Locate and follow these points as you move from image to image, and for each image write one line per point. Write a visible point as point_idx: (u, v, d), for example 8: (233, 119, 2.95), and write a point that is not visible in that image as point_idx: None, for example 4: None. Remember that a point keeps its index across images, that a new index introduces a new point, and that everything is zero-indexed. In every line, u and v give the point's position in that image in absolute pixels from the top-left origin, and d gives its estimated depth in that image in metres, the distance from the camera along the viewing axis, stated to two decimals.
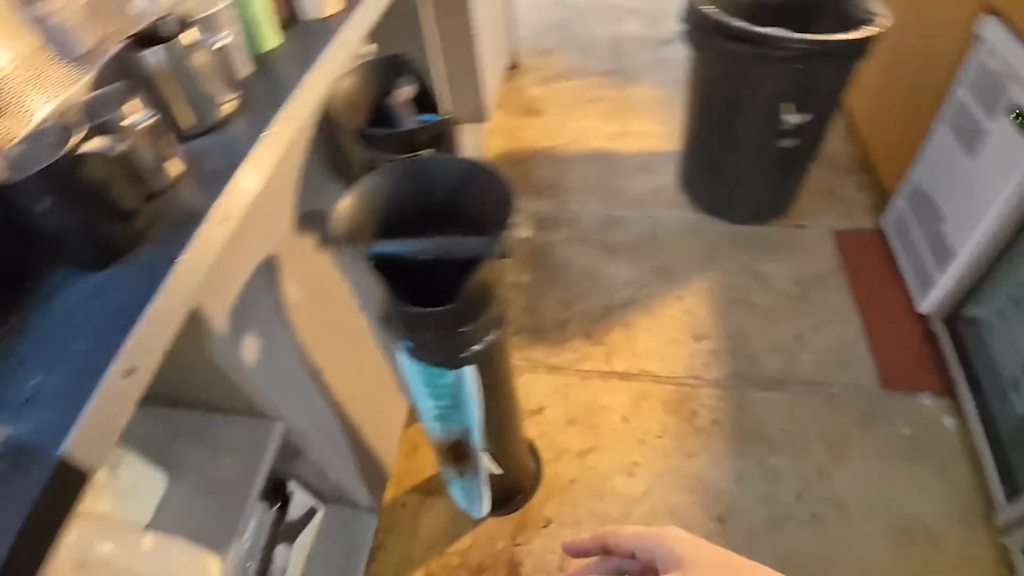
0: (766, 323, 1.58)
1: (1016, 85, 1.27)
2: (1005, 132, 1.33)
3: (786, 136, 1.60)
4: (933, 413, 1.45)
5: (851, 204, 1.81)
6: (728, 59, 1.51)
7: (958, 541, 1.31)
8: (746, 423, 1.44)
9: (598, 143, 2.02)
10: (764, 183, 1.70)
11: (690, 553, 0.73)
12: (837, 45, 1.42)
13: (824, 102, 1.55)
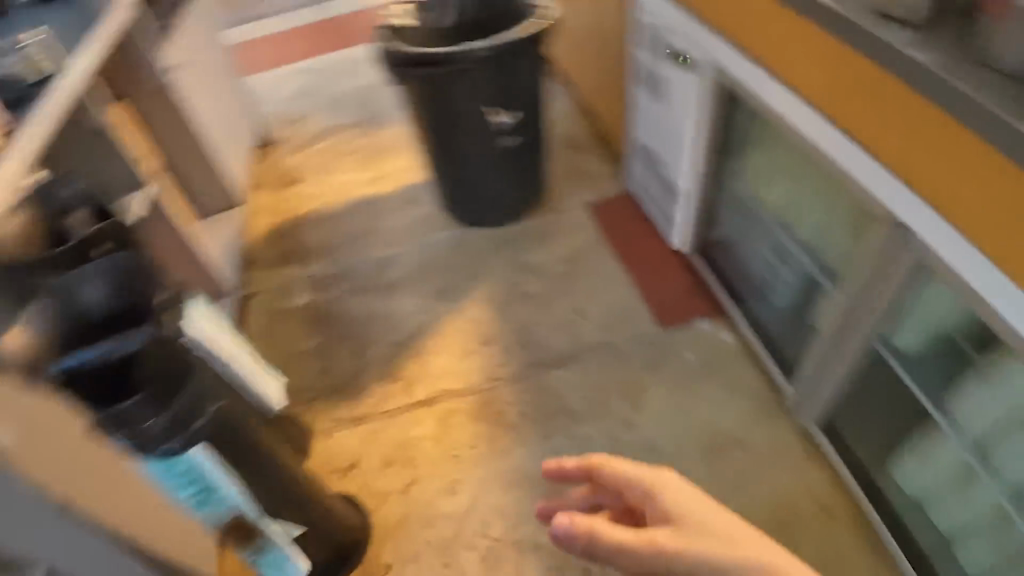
0: (545, 306, 1.64)
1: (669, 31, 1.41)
2: (673, 74, 1.46)
3: (505, 136, 1.70)
4: (712, 334, 1.55)
5: (596, 174, 1.92)
6: (425, 83, 1.57)
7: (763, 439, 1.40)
8: (548, 404, 1.48)
9: (358, 194, 2.07)
10: (508, 182, 1.79)
11: (691, 508, 0.69)
12: (509, 43, 1.53)
13: (526, 94, 1.66)
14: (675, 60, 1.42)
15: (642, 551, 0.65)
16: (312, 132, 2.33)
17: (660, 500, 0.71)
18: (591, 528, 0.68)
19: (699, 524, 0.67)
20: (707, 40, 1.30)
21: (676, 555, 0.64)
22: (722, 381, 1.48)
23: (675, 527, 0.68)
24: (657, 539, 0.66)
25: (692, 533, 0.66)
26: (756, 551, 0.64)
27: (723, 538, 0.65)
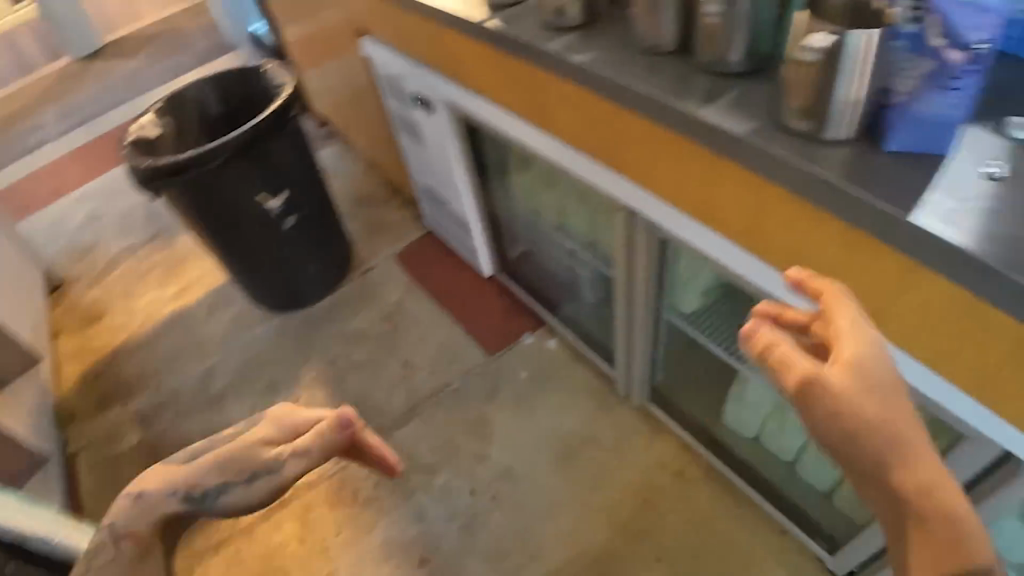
0: (376, 370, 1.65)
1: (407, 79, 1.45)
2: (424, 117, 1.50)
3: (287, 215, 1.67)
4: (538, 345, 1.62)
5: (396, 226, 1.94)
6: (186, 188, 1.52)
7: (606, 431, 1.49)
8: (401, 467, 1.49)
9: (165, 312, 1.99)
10: (308, 259, 1.77)
11: (871, 376, 0.57)
12: (259, 128, 1.52)
13: (294, 170, 1.66)
14: (421, 106, 1.47)
15: (817, 378, 0.56)
16: (103, 260, 2.19)
17: (840, 310, 0.63)
18: (775, 342, 0.60)
19: (875, 380, 0.56)
20: (437, 82, 1.35)
21: (834, 403, 0.55)
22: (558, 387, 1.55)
23: (854, 381, 0.56)
24: (826, 377, 0.56)
25: (870, 386, 0.56)
26: (917, 448, 0.54)
27: (889, 411, 0.56)
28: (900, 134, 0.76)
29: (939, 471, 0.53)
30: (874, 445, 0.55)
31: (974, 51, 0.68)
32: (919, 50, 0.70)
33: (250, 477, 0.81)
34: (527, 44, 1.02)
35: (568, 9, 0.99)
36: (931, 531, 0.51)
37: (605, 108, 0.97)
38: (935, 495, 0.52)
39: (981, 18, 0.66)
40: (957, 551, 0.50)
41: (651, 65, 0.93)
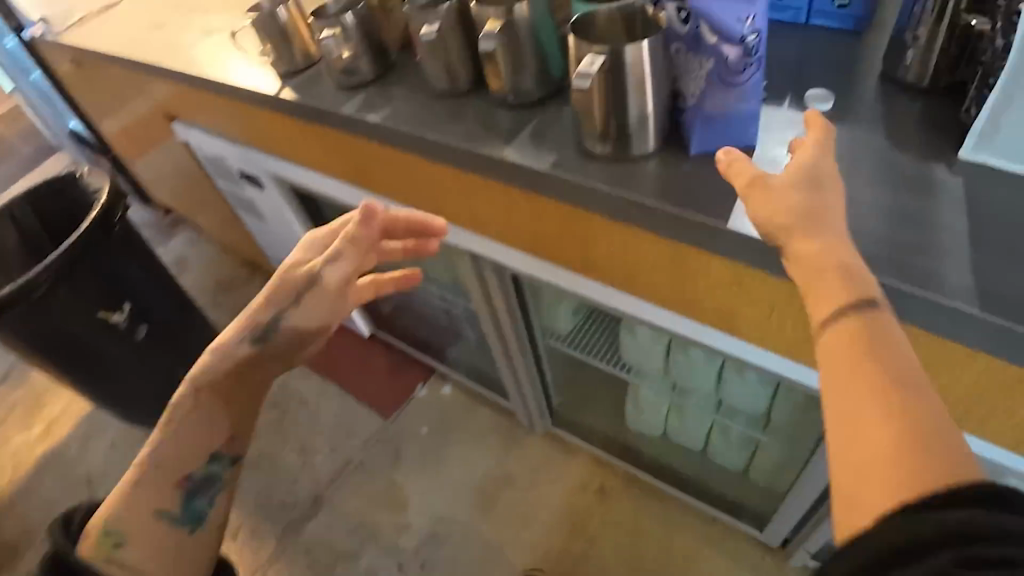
0: (272, 463, 1.56)
1: (227, 157, 1.34)
2: (255, 193, 1.40)
3: (137, 326, 1.53)
4: (432, 394, 1.64)
5: None
6: (16, 326, 1.32)
7: (517, 465, 1.51)
8: (321, 559, 1.41)
9: (29, 457, 1.80)
10: (169, 362, 1.64)
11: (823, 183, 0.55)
12: (87, 243, 1.35)
13: (134, 277, 1.51)
14: (250, 183, 1.37)
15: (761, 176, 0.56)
16: None
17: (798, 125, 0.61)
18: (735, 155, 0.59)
19: (818, 180, 0.54)
20: (257, 157, 1.26)
21: (764, 193, 0.54)
22: (463, 432, 1.57)
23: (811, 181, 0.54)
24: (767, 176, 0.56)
25: (810, 181, 0.54)
26: (833, 227, 0.52)
27: (827, 201, 0.53)
28: (701, 135, 0.73)
29: (838, 248, 0.50)
30: (797, 229, 0.52)
31: (747, 44, 0.65)
32: (699, 52, 0.68)
33: (293, 301, 0.75)
34: (324, 110, 0.96)
35: (356, 68, 0.95)
36: (823, 283, 0.48)
37: (418, 164, 0.92)
38: (837, 257, 0.49)
39: (744, 13, 0.63)
40: (838, 293, 0.47)
41: (452, 110, 0.88)
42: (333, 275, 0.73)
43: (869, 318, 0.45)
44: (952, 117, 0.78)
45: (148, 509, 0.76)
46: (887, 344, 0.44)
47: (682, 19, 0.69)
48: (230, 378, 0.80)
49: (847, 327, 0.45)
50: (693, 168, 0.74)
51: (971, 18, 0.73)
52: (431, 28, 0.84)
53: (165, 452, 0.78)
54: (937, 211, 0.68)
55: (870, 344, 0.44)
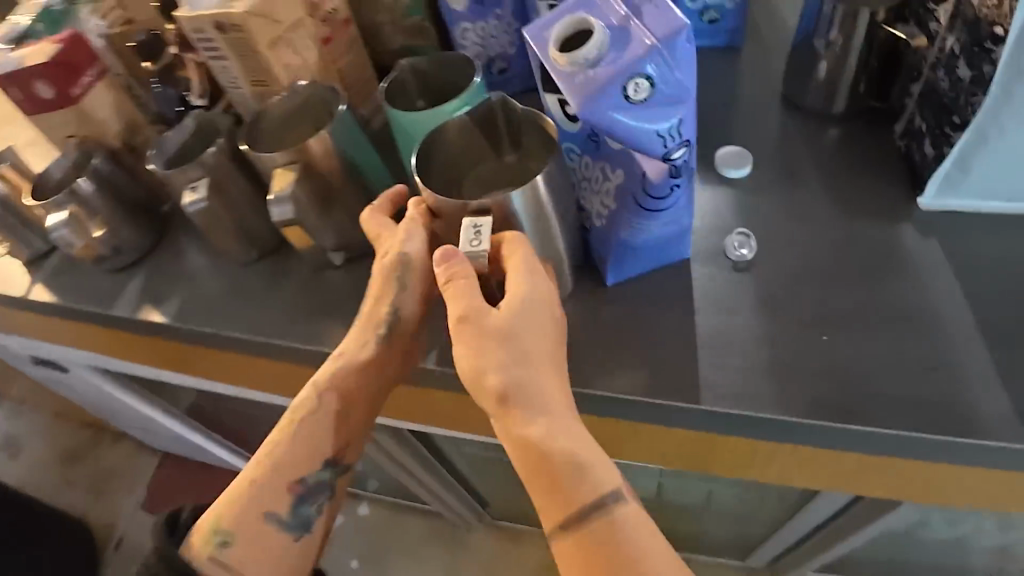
0: None
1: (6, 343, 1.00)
2: (61, 372, 1.07)
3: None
4: (352, 520, 1.41)
5: (122, 468, 1.50)
6: None
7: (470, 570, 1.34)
8: None
9: None
10: None
11: (529, 322, 0.44)
12: None
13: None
14: (49, 366, 1.05)
15: (476, 312, 0.43)
16: None
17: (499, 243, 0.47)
18: (456, 275, 0.44)
19: (531, 327, 0.44)
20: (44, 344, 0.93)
21: (479, 347, 0.42)
22: (397, 551, 1.38)
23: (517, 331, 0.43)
24: (484, 315, 0.43)
25: (524, 322, 0.43)
26: (557, 396, 0.43)
27: (545, 344, 0.44)
28: (619, 263, 0.56)
29: (559, 423, 0.42)
30: (515, 409, 0.41)
31: (673, 163, 0.48)
32: (603, 158, 0.50)
33: (400, 266, 0.50)
34: (93, 312, 0.67)
35: (117, 244, 0.67)
36: (553, 484, 0.41)
37: (242, 363, 0.66)
38: (581, 440, 0.42)
39: (667, 123, 0.46)
40: (580, 496, 0.40)
41: (268, 277, 0.64)
42: (416, 248, 0.51)
43: (614, 520, 0.40)
44: (885, 146, 0.63)
45: (258, 512, 0.50)
46: (626, 548, 0.40)
47: (569, 115, 0.49)
48: (352, 391, 0.52)
49: (586, 538, 0.40)
50: (613, 309, 0.57)
51: (893, 28, 0.57)
52: (195, 194, 0.57)
53: (282, 452, 0.51)
54: (925, 298, 0.53)
55: (615, 559, 0.40)
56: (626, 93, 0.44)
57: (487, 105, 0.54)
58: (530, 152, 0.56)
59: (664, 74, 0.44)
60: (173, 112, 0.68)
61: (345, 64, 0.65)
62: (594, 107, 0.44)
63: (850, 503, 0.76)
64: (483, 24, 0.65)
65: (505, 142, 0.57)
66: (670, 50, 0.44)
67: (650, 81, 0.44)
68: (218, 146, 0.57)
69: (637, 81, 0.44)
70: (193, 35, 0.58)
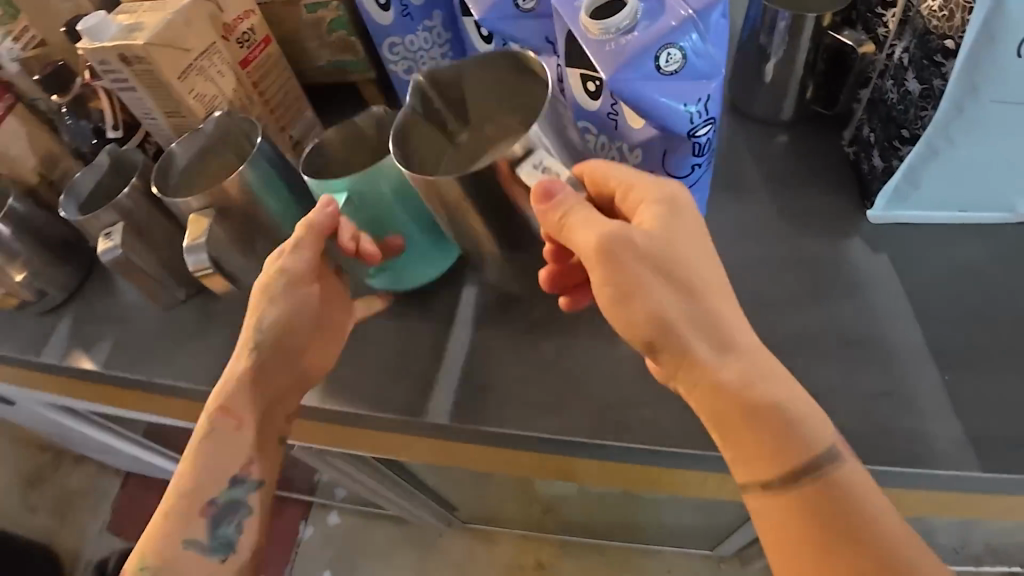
0: None
1: None
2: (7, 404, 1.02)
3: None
4: (321, 530, 1.42)
5: (81, 488, 1.47)
6: None
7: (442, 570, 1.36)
8: None
9: None
10: None
11: (679, 244, 0.39)
12: None
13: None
14: None
15: (620, 235, 0.38)
16: None
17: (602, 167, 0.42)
18: (574, 204, 0.39)
19: (685, 240, 0.39)
20: None
21: (629, 276, 0.37)
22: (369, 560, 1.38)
23: (673, 252, 0.38)
24: (633, 235, 0.38)
25: (676, 237, 0.39)
26: (738, 333, 0.39)
27: (713, 271, 0.40)
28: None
29: (752, 360, 0.38)
30: (694, 344, 0.38)
31: (696, 141, 0.40)
32: (621, 135, 0.44)
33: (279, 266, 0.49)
34: (15, 360, 0.64)
35: (41, 288, 0.63)
36: (751, 435, 0.37)
37: (175, 406, 0.63)
38: (772, 380, 0.38)
39: (697, 97, 0.37)
40: (799, 446, 0.37)
41: (201, 318, 0.61)
42: (300, 259, 0.49)
43: (832, 475, 0.37)
44: (834, 153, 0.62)
45: (173, 546, 0.46)
46: (856, 501, 0.36)
47: (592, 92, 0.43)
48: (241, 391, 0.49)
49: (804, 500, 0.36)
50: (560, 343, 0.55)
51: (839, 33, 0.56)
52: (110, 241, 0.53)
53: (189, 475, 0.48)
54: (875, 319, 0.52)
55: (847, 513, 0.36)
56: (657, 65, 0.36)
57: (414, 87, 0.48)
58: (492, 113, 0.50)
59: (696, 44, 0.36)
60: (89, 145, 0.65)
61: (267, 86, 0.62)
62: (625, 74, 0.36)
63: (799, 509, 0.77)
64: (412, 38, 0.61)
65: (452, 120, 0.50)
66: (705, 22, 0.35)
67: (683, 52, 0.36)
68: (132, 186, 0.54)
69: (671, 53, 0.36)
70: (99, 68, 0.54)
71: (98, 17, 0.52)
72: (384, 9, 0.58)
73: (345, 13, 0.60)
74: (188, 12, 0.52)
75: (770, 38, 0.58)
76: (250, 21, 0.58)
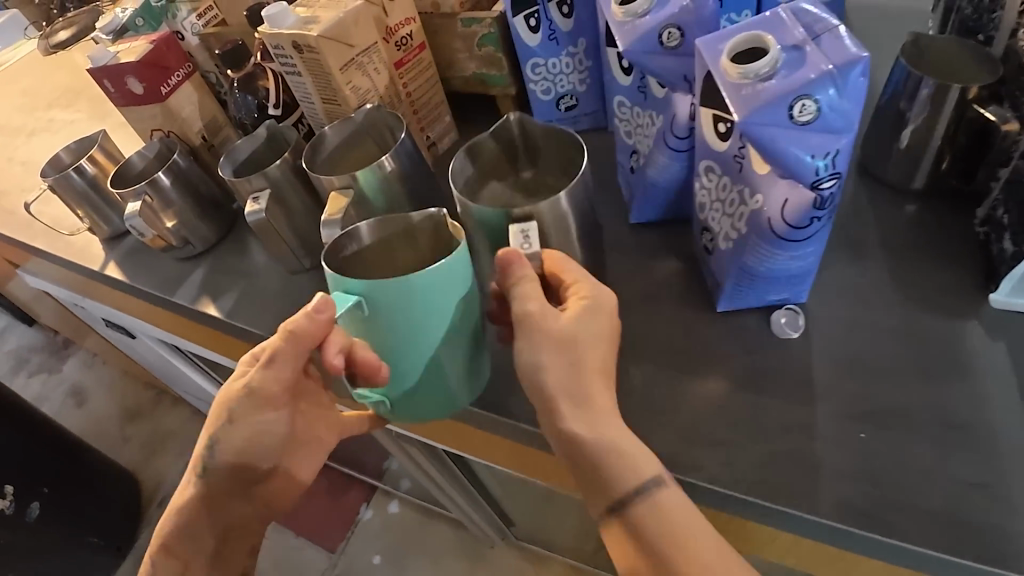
0: None
1: (90, 308, 1.08)
2: (129, 339, 1.14)
3: (26, 505, 1.22)
4: (380, 516, 1.47)
5: (179, 430, 1.61)
6: None
7: None
8: None
9: None
10: (72, 535, 1.33)
11: (577, 328, 0.43)
12: None
13: (14, 449, 1.20)
14: (119, 331, 1.12)
15: (541, 315, 0.43)
16: None
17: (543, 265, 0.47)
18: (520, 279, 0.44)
19: (589, 328, 0.43)
20: (120, 315, 1.00)
21: (530, 344, 0.43)
22: (418, 553, 1.41)
23: (579, 331, 0.43)
24: (548, 316, 0.43)
25: (582, 322, 0.43)
26: (597, 390, 0.43)
27: (601, 343, 0.44)
28: (736, 290, 0.52)
29: (610, 405, 0.43)
30: (559, 404, 0.43)
31: (819, 194, 0.40)
32: (744, 181, 0.44)
33: (226, 417, 0.48)
34: (155, 298, 0.71)
35: (186, 236, 0.71)
36: (599, 477, 0.42)
37: None
38: (604, 431, 0.42)
39: (823, 151, 0.38)
40: (612, 489, 0.42)
41: (316, 288, 0.65)
42: (269, 382, 0.47)
43: (635, 517, 0.41)
44: (966, 231, 0.59)
45: None
46: (684, 537, 0.40)
47: (721, 133, 0.45)
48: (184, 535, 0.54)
49: (642, 512, 0.41)
50: (654, 373, 0.54)
51: (985, 108, 0.55)
52: (257, 204, 0.58)
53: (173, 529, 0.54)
54: (981, 405, 0.49)
55: (684, 533, 0.40)
56: (790, 114, 0.37)
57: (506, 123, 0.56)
58: (552, 155, 0.56)
59: (834, 102, 0.37)
60: (250, 118, 0.71)
61: (417, 90, 0.66)
62: (758, 119, 0.38)
63: None
64: (555, 61, 0.63)
65: (523, 159, 0.58)
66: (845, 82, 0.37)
67: (818, 107, 0.37)
68: (284, 159, 0.59)
69: (806, 105, 0.37)
70: (273, 51, 0.60)
71: (279, 6, 0.57)
72: (533, 31, 0.61)
73: (497, 30, 0.64)
74: (358, 12, 0.57)
75: (910, 105, 0.57)
76: (409, 27, 0.63)
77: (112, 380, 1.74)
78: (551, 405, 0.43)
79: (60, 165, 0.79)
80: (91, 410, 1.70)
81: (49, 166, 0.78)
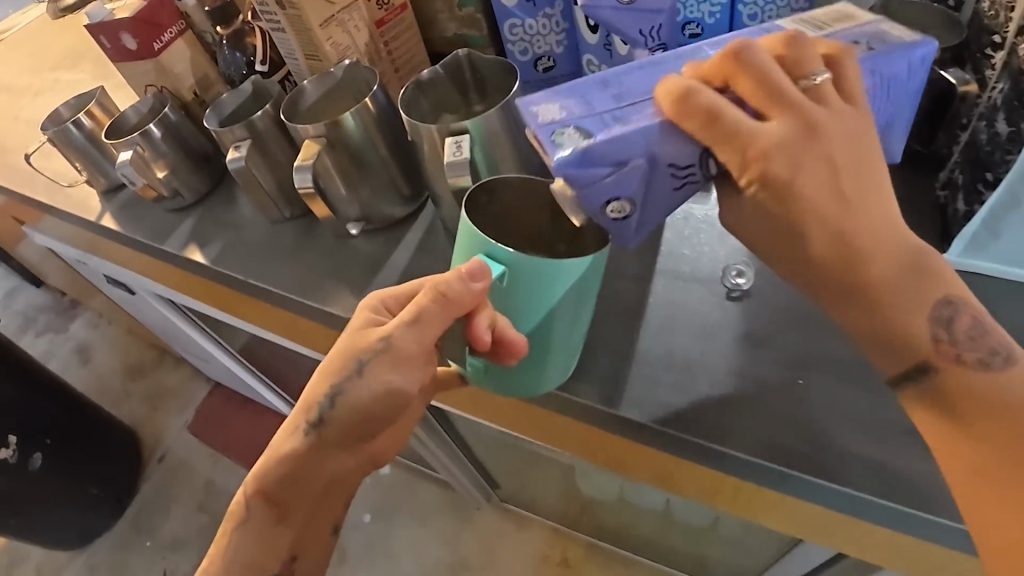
0: None
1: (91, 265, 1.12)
2: (129, 295, 1.18)
3: (30, 454, 1.26)
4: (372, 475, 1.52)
5: (181, 391, 1.66)
6: None
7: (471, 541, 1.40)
8: None
9: None
10: (74, 486, 1.38)
11: (813, 184, 0.38)
12: None
13: (18, 400, 1.25)
14: (119, 287, 1.16)
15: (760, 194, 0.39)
16: None
17: (722, 65, 0.39)
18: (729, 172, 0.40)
19: (822, 185, 0.38)
20: (120, 271, 1.04)
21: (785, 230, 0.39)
22: (408, 512, 1.46)
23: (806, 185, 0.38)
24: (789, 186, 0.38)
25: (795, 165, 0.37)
26: (876, 257, 0.39)
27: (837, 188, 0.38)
28: None
29: (887, 261, 0.39)
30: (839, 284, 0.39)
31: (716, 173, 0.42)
32: None
33: (356, 369, 0.46)
34: (148, 245, 0.74)
35: (176, 188, 0.73)
36: (887, 351, 0.40)
37: (264, 309, 0.71)
38: (891, 307, 0.39)
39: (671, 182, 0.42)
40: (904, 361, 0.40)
41: (299, 238, 0.68)
42: (408, 342, 0.46)
43: (937, 387, 0.39)
44: (924, 197, 0.62)
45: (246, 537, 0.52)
46: (984, 401, 0.38)
47: None
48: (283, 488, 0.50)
49: (941, 391, 0.39)
50: (611, 322, 0.57)
51: (943, 70, 0.56)
52: (237, 152, 0.61)
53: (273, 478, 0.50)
54: None
55: (974, 407, 0.38)
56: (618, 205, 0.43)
57: (455, 60, 0.58)
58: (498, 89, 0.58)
59: (618, 184, 0.41)
60: (239, 75, 0.73)
61: (397, 47, 0.68)
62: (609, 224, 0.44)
63: (823, 563, 0.75)
64: (531, 22, 0.65)
65: (472, 93, 0.60)
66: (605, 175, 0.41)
67: (617, 196, 0.42)
68: (265, 112, 0.62)
69: (614, 202, 0.42)
70: (259, 7, 0.63)
71: None
72: None
73: None
74: None
75: None
76: None
77: (116, 340, 1.79)
78: (856, 227, 0.38)
79: (59, 119, 0.82)
80: (96, 369, 1.75)
81: (49, 120, 0.81)
